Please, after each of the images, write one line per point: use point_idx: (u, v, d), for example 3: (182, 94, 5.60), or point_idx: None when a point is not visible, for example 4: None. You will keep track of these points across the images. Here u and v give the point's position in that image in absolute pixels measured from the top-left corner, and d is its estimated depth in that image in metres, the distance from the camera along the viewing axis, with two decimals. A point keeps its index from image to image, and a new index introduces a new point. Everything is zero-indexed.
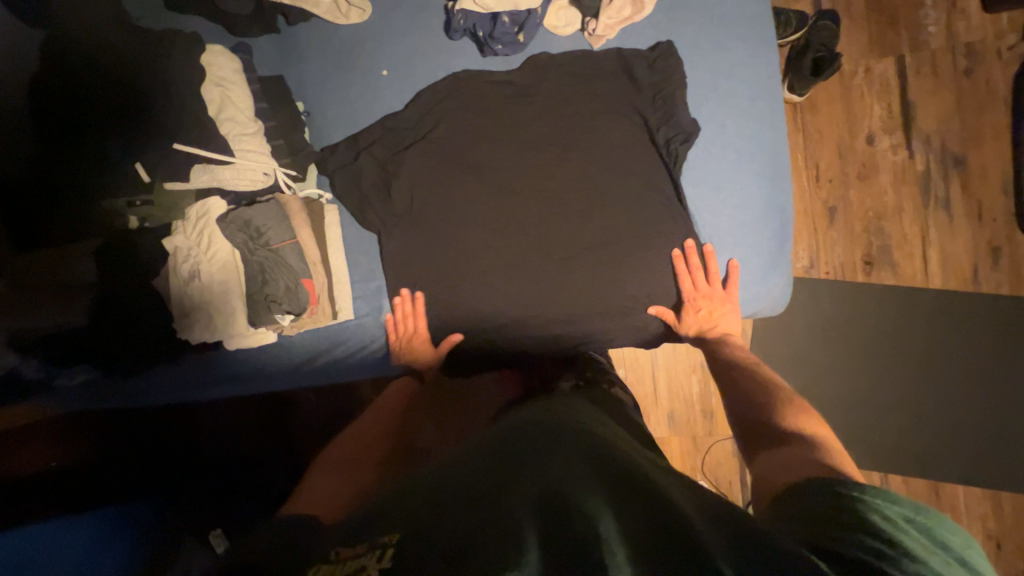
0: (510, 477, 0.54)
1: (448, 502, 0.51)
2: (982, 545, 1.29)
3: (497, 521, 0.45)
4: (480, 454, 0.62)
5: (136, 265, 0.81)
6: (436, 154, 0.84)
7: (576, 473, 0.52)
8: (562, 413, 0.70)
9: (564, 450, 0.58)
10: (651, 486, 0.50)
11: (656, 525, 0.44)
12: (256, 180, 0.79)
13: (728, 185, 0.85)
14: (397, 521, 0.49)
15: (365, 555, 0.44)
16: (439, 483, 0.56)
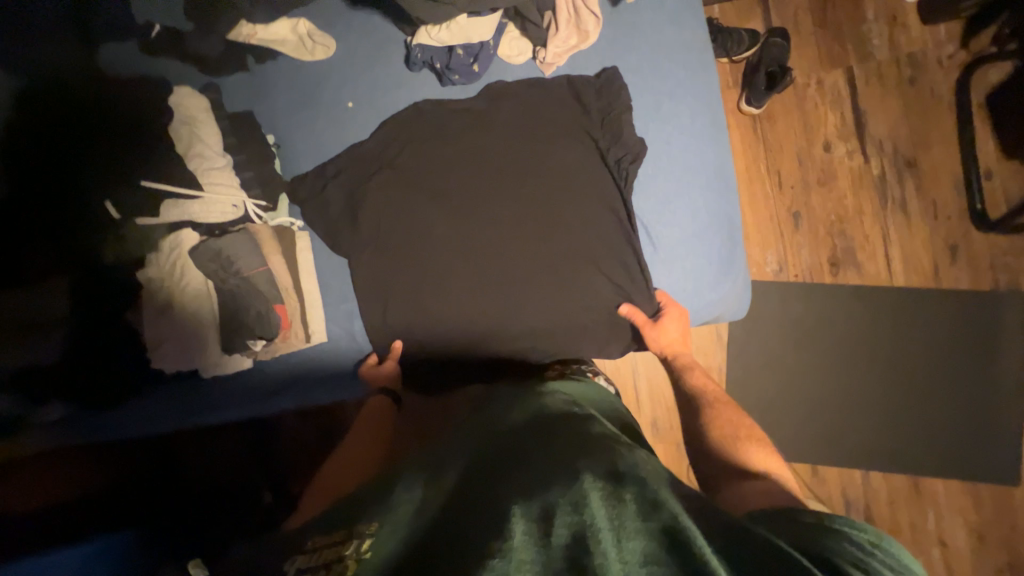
0: (501, 477, 0.57)
1: (433, 503, 0.54)
2: (965, 539, 1.31)
3: (484, 528, 0.48)
4: (474, 448, 0.65)
5: (109, 300, 0.82)
6: (401, 180, 0.88)
7: (565, 472, 0.54)
8: (556, 406, 0.73)
9: (557, 446, 0.61)
10: (636, 481, 0.52)
11: (634, 526, 0.46)
12: (225, 212, 0.82)
13: (675, 199, 0.90)
14: (386, 512, 0.52)
15: (348, 544, 0.48)
16: (432, 477, 0.59)
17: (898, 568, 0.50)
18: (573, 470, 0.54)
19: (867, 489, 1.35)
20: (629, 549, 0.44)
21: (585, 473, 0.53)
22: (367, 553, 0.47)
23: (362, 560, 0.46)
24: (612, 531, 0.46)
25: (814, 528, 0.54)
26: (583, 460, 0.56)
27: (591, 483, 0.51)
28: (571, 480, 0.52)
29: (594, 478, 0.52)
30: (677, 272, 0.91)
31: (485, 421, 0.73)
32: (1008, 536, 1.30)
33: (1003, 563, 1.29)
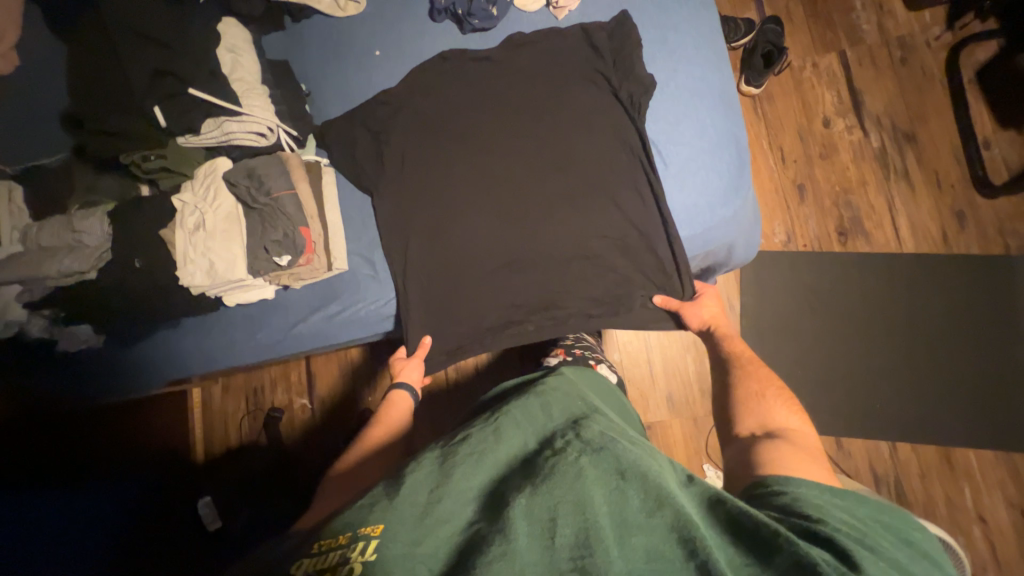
0: (505, 479, 0.57)
1: (434, 498, 0.53)
2: (1006, 514, 1.23)
3: (491, 531, 0.48)
4: (476, 437, 0.64)
5: (143, 220, 0.85)
6: (423, 118, 0.94)
7: (568, 465, 0.54)
8: (554, 397, 0.73)
9: (558, 439, 0.60)
10: (639, 472, 0.53)
11: (638, 526, 0.48)
12: (260, 137, 0.87)
13: (684, 119, 0.91)
14: (387, 512, 0.51)
15: (350, 549, 0.47)
16: (436, 468, 0.58)
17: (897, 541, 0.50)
18: (576, 462, 0.54)
19: (896, 463, 1.29)
20: (632, 548, 0.46)
21: (588, 468, 0.53)
22: (373, 555, 0.46)
23: (369, 561, 0.46)
24: (617, 530, 0.48)
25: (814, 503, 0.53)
26: (586, 453, 0.56)
27: (595, 480, 0.52)
28: (576, 474, 0.52)
29: (596, 473, 0.53)
30: (689, 185, 0.90)
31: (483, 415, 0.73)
32: None
33: None
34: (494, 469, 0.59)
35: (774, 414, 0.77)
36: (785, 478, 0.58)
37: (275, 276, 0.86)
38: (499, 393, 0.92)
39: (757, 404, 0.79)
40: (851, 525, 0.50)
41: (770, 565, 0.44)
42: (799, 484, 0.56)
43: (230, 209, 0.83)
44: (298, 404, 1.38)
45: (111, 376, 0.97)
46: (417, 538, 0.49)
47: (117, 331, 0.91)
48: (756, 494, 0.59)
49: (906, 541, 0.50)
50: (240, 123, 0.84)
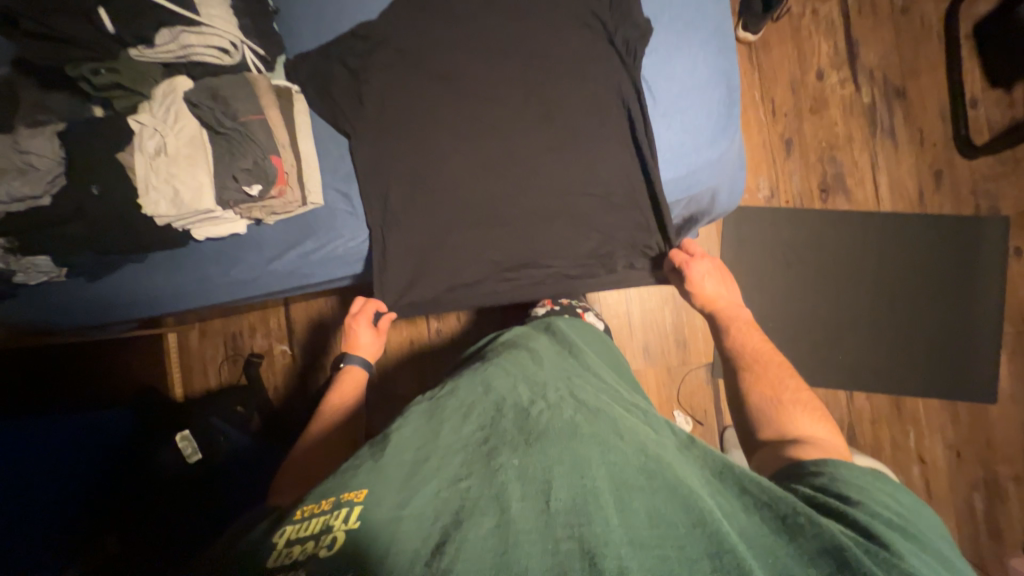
0: (495, 431, 0.56)
1: (423, 460, 0.53)
2: (942, 455, 1.35)
3: (483, 495, 0.48)
4: (464, 391, 0.64)
5: (97, 141, 0.78)
6: (402, 44, 0.88)
7: (563, 428, 0.55)
8: (547, 360, 0.74)
9: (552, 397, 0.61)
10: (636, 442, 0.54)
11: (640, 489, 0.48)
12: (223, 52, 0.80)
13: (676, 54, 0.87)
14: (372, 477, 0.50)
15: (333, 516, 0.46)
16: (424, 429, 0.58)
17: (931, 528, 0.51)
18: (569, 425, 0.55)
19: (850, 409, 1.38)
20: (635, 514, 0.46)
21: (584, 431, 0.54)
22: (356, 522, 0.45)
23: (351, 529, 0.45)
24: (616, 493, 0.48)
25: (857, 485, 0.54)
26: (581, 414, 0.58)
27: (591, 443, 0.53)
28: (571, 435, 0.54)
29: (593, 437, 0.54)
30: (676, 125, 0.87)
31: (473, 369, 0.73)
32: (982, 452, 1.35)
33: (977, 479, 1.33)
34: (483, 419, 0.58)
35: (797, 422, 0.74)
36: (828, 461, 0.60)
37: (247, 208, 0.82)
38: (484, 347, 0.92)
39: (780, 411, 0.77)
40: (896, 512, 0.51)
41: (797, 544, 0.45)
42: (840, 466, 0.58)
43: (193, 132, 0.78)
44: (278, 349, 1.37)
45: (83, 314, 0.97)
46: (403, 500, 0.48)
47: (79, 264, 0.86)
48: (795, 473, 0.61)
49: (940, 533, 0.52)
50: (199, 35, 0.77)
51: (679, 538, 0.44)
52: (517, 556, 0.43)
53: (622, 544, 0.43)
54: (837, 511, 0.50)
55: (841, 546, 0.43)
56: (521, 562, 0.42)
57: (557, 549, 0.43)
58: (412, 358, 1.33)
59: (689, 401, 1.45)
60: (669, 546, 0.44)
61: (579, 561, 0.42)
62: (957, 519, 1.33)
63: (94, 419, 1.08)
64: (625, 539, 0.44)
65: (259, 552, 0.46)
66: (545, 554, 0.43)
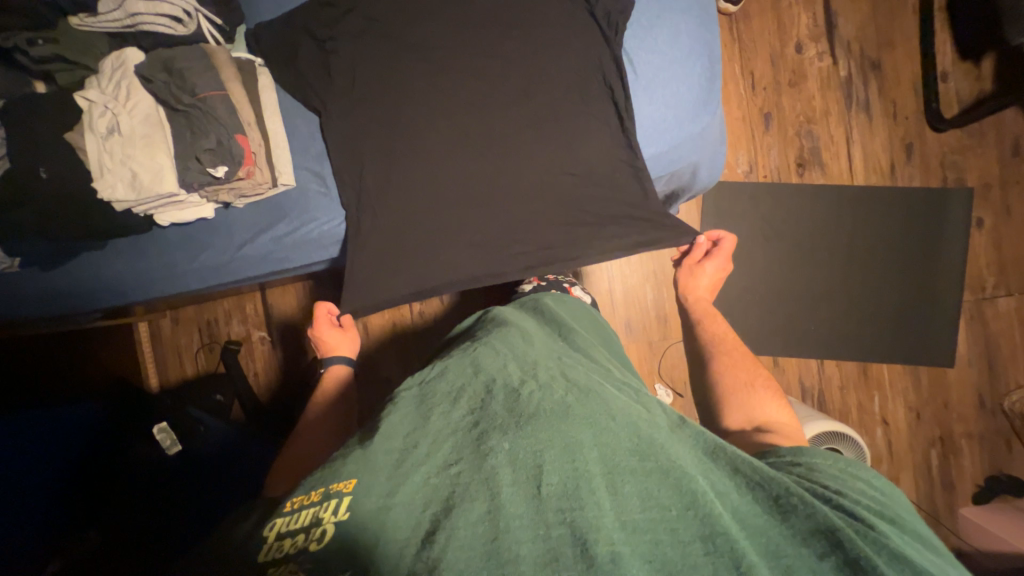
0: (486, 413, 0.56)
1: (413, 447, 0.53)
2: (904, 417, 1.43)
3: (473, 481, 0.48)
4: (453, 373, 0.64)
5: (39, 119, 0.72)
6: (373, 13, 0.83)
7: (554, 409, 0.55)
8: (537, 339, 0.74)
9: (542, 377, 0.62)
10: (628, 422, 0.55)
11: (631, 472, 0.50)
12: (175, 21, 0.73)
13: (658, 24, 0.84)
14: (359, 466, 0.50)
15: (322, 508, 0.46)
16: (411, 414, 0.58)
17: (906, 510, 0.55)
18: (560, 408, 0.56)
19: (821, 377, 1.44)
20: (627, 497, 0.48)
21: (576, 413, 0.55)
22: (345, 514, 0.46)
23: (340, 521, 0.45)
24: (608, 476, 0.49)
25: (840, 473, 0.57)
26: (572, 394, 0.58)
27: (582, 425, 0.53)
28: (562, 417, 0.54)
29: (584, 419, 0.54)
30: (658, 99, 0.85)
31: (461, 348, 0.73)
32: (940, 412, 1.43)
33: (935, 437, 1.43)
34: (472, 402, 0.59)
35: (761, 409, 0.80)
36: (803, 448, 0.62)
37: (213, 191, 0.78)
38: (468, 326, 0.92)
39: (745, 396, 0.82)
40: (876, 498, 0.54)
41: (789, 524, 0.47)
42: (823, 454, 0.61)
43: (149, 110, 0.73)
44: (257, 337, 1.34)
45: (43, 306, 0.92)
46: (392, 490, 0.48)
47: (32, 253, 0.81)
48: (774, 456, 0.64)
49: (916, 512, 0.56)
50: (147, 2, 0.72)
51: (671, 522, 0.46)
52: (508, 543, 0.43)
53: (614, 529, 0.45)
54: (826, 493, 0.52)
55: (830, 526, 0.46)
56: (512, 549, 0.43)
57: (549, 535, 0.44)
58: (396, 341, 1.32)
59: (669, 374, 1.49)
60: (660, 529, 0.45)
61: (571, 547, 0.43)
62: (914, 475, 1.42)
63: (65, 423, 1.04)
64: (617, 523, 0.45)
65: (249, 547, 0.46)
66: (536, 542, 0.44)
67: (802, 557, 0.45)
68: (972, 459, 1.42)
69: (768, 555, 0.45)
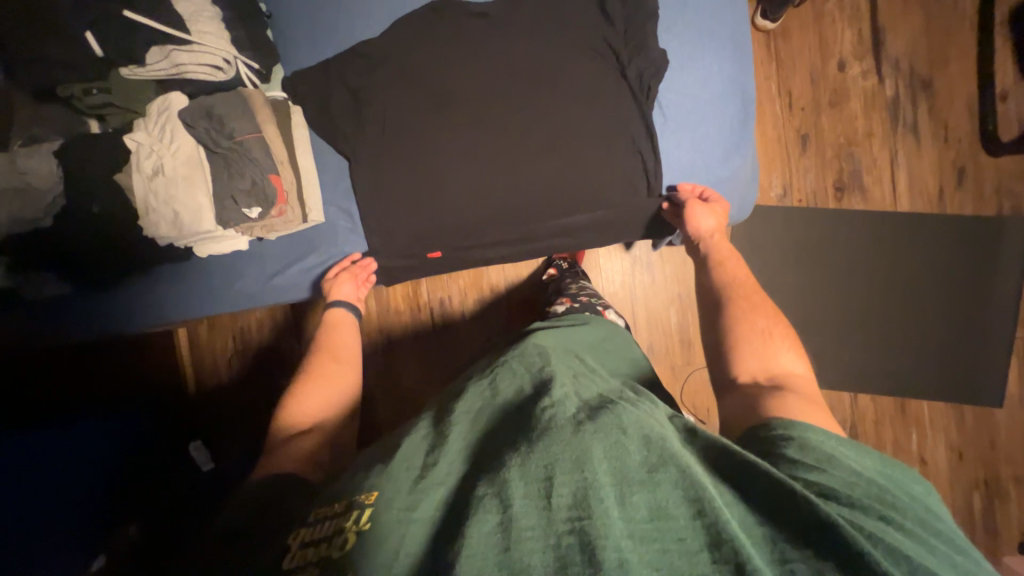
0: (500, 433, 0.56)
1: (430, 463, 0.53)
2: (944, 457, 1.35)
3: (484, 492, 0.47)
4: (471, 395, 0.64)
5: (97, 163, 0.77)
6: (402, 52, 0.84)
7: (565, 422, 0.52)
8: (552, 352, 0.72)
9: (558, 391, 0.59)
10: (641, 430, 0.51)
11: (641, 482, 0.46)
12: (216, 69, 0.77)
13: (690, 65, 0.84)
14: (381, 479, 0.51)
15: (346, 518, 0.49)
16: (431, 433, 0.58)
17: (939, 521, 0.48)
18: (571, 421, 0.53)
19: (854, 411, 1.37)
20: (636, 507, 0.44)
21: (587, 425, 0.51)
22: (366, 523, 0.47)
23: (362, 530, 0.47)
24: (618, 487, 0.46)
25: (869, 475, 0.49)
26: (587, 411, 0.55)
27: (594, 435, 0.50)
28: (574, 430, 0.51)
29: (594, 426, 0.51)
30: (687, 142, 0.86)
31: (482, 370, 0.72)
32: (985, 454, 1.35)
33: (978, 480, 1.34)
34: (487, 427, 0.58)
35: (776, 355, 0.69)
36: (794, 421, 0.56)
37: (247, 227, 0.81)
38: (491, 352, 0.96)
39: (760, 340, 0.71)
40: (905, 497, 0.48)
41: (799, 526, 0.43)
42: (837, 448, 0.52)
43: (188, 151, 0.76)
44: (284, 347, 1.39)
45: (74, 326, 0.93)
46: (411, 504, 0.49)
47: (87, 279, 0.87)
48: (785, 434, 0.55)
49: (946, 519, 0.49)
50: (190, 53, 0.74)
51: (680, 531, 0.43)
52: (519, 554, 0.42)
53: (622, 535, 0.42)
54: (850, 491, 0.47)
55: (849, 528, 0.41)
56: (523, 560, 0.41)
57: (558, 544, 0.42)
58: (416, 359, 1.35)
59: (691, 400, 1.46)
60: (671, 539, 0.42)
61: (579, 555, 0.41)
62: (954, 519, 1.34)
63: (113, 427, 1.03)
64: (625, 532, 0.42)
65: (277, 546, 0.50)
66: (546, 551, 0.42)
67: (806, 559, 0.41)
68: (1019, 505, 1.33)
69: (773, 562, 0.41)
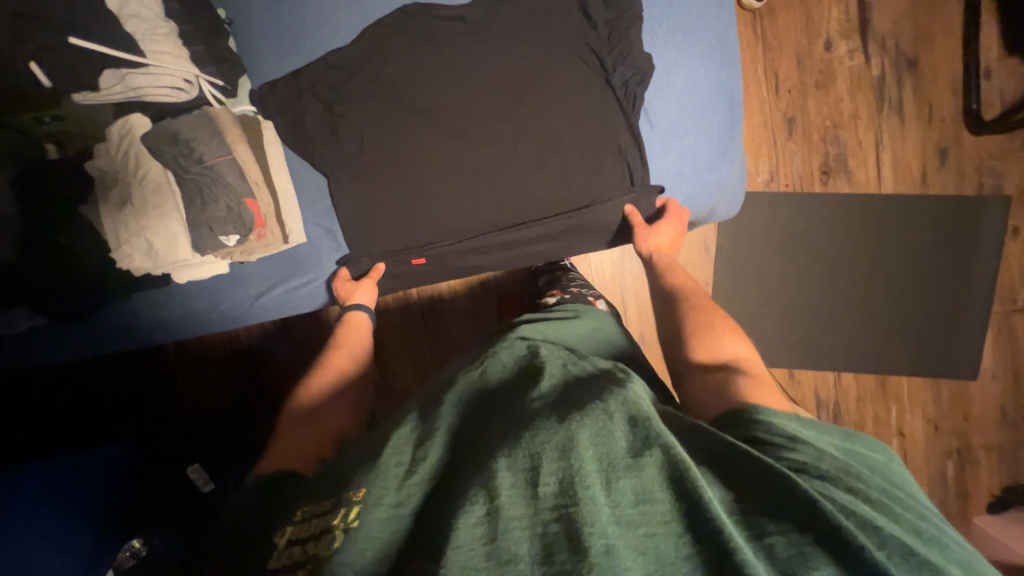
0: (485, 424, 0.54)
1: (416, 454, 0.51)
2: (921, 429, 1.41)
3: (471, 483, 0.46)
4: (458, 385, 0.63)
5: (63, 191, 0.73)
6: (376, 61, 0.80)
7: (552, 411, 0.51)
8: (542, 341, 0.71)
9: (543, 381, 0.58)
10: (628, 412, 0.50)
11: (626, 466, 0.46)
12: (177, 90, 0.73)
13: (676, 69, 0.83)
14: (369, 473, 0.49)
15: (334, 515, 0.46)
16: (419, 428, 0.55)
17: (899, 489, 0.51)
18: (557, 408, 0.52)
19: (838, 390, 1.42)
20: (621, 493, 0.44)
21: (573, 412, 0.50)
22: (354, 522, 0.45)
23: (351, 529, 0.44)
24: (603, 473, 0.45)
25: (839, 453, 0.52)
26: (573, 398, 0.54)
27: (582, 420, 0.48)
28: (560, 417, 0.50)
29: (581, 412, 0.50)
30: (675, 149, 0.85)
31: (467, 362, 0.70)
32: (959, 424, 1.42)
33: (952, 449, 1.41)
34: (478, 417, 0.56)
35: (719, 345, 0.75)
36: (762, 406, 0.58)
37: (226, 253, 0.78)
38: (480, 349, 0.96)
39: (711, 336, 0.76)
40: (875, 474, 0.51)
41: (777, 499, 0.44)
42: (810, 430, 0.54)
43: (157, 178, 0.71)
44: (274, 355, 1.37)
45: (59, 350, 0.90)
46: (400, 500, 0.47)
47: (65, 311, 0.82)
48: (761, 417, 0.56)
49: (908, 490, 0.51)
50: (147, 75, 0.69)
51: (663, 515, 0.43)
52: (507, 544, 0.41)
53: (608, 521, 0.42)
54: (824, 468, 0.49)
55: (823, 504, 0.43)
56: (511, 550, 0.41)
57: (545, 533, 0.41)
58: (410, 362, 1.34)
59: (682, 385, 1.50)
60: (654, 523, 0.43)
61: (565, 542, 0.40)
62: (929, 485, 1.42)
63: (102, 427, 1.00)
64: (612, 518, 0.42)
65: (267, 549, 0.48)
66: (533, 540, 0.41)
67: (784, 533, 0.42)
68: (988, 471, 1.41)
69: (752, 539, 0.42)
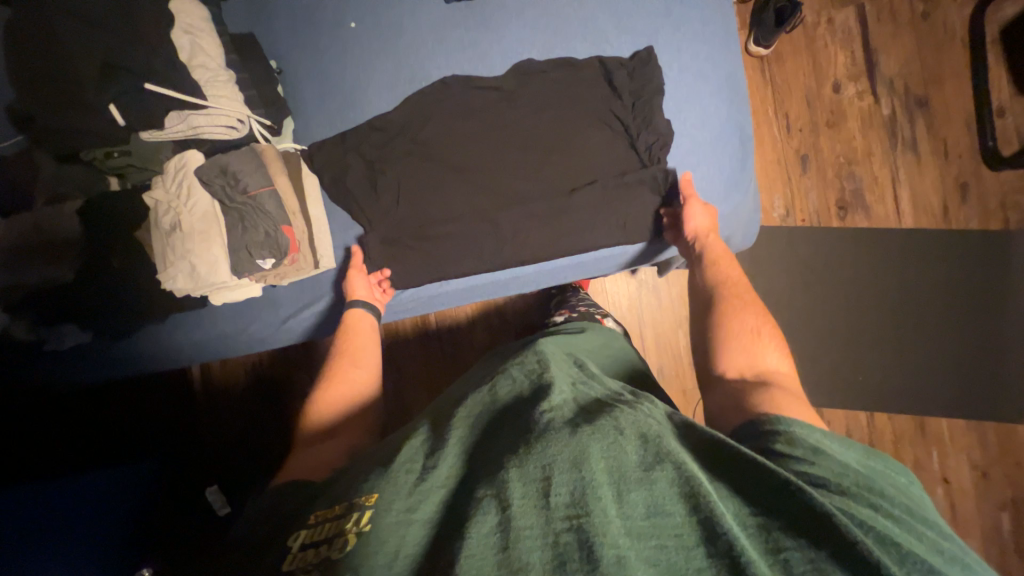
0: (496, 437, 0.53)
1: (427, 464, 0.51)
2: (969, 476, 1.31)
3: (483, 492, 0.45)
4: (471, 398, 0.61)
5: (124, 219, 0.82)
6: (408, 104, 0.88)
7: (563, 425, 0.50)
8: (553, 352, 0.70)
9: (555, 396, 0.56)
10: (639, 431, 0.49)
11: (638, 480, 0.45)
12: (230, 128, 0.81)
13: (687, 107, 0.89)
14: (381, 480, 0.49)
15: (347, 519, 0.47)
16: (430, 440, 0.55)
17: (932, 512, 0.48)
18: (569, 422, 0.51)
19: (872, 432, 1.34)
20: (633, 505, 0.43)
21: (584, 427, 0.49)
22: (366, 524, 0.45)
23: (362, 531, 0.44)
24: (615, 487, 0.44)
25: (866, 471, 0.49)
26: (584, 414, 0.53)
27: (593, 436, 0.48)
28: (571, 432, 0.49)
29: (592, 427, 0.49)
30: (688, 180, 0.89)
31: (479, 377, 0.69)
32: (1010, 472, 1.31)
33: (1006, 499, 1.30)
34: (489, 430, 0.56)
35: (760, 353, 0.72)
36: (778, 416, 0.57)
37: (261, 276, 0.83)
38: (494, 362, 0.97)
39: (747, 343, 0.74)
40: (904, 496, 0.48)
41: (789, 514, 0.42)
42: (833, 445, 0.52)
43: (205, 207, 0.78)
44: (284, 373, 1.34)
45: (95, 370, 0.93)
46: (410, 505, 0.47)
47: (106, 329, 0.87)
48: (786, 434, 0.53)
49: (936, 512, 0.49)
50: (207, 116, 0.78)
51: (677, 528, 0.41)
52: (517, 551, 0.40)
53: (620, 533, 0.40)
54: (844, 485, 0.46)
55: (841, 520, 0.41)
56: (521, 557, 0.40)
57: (557, 542, 0.40)
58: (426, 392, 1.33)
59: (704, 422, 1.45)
60: (668, 535, 0.41)
61: (578, 552, 0.39)
62: (983, 540, 1.30)
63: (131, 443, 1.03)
64: (623, 529, 0.41)
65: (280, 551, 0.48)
66: (543, 548, 0.40)
67: (805, 551, 0.40)
68: None
69: (772, 554, 0.40)
